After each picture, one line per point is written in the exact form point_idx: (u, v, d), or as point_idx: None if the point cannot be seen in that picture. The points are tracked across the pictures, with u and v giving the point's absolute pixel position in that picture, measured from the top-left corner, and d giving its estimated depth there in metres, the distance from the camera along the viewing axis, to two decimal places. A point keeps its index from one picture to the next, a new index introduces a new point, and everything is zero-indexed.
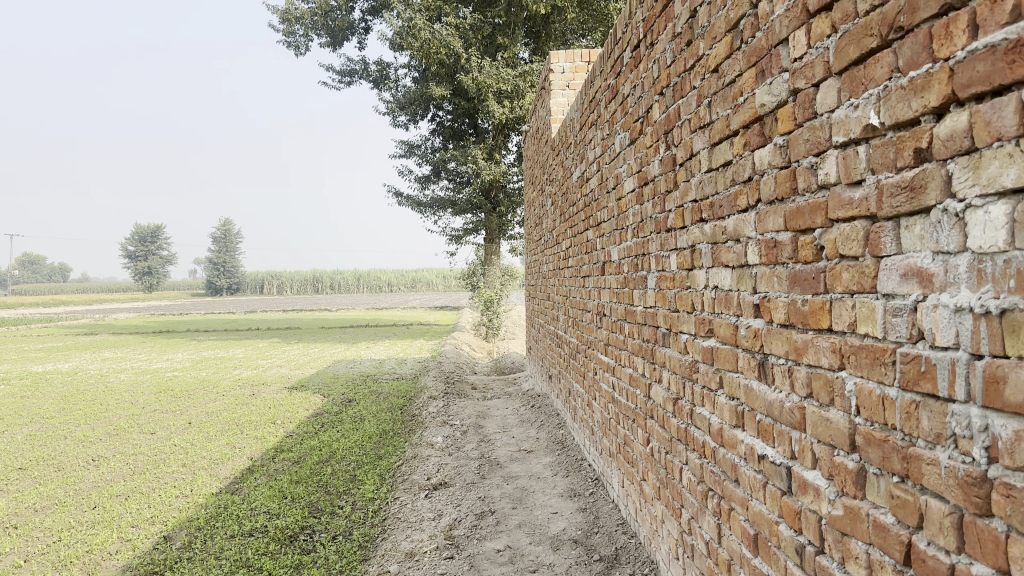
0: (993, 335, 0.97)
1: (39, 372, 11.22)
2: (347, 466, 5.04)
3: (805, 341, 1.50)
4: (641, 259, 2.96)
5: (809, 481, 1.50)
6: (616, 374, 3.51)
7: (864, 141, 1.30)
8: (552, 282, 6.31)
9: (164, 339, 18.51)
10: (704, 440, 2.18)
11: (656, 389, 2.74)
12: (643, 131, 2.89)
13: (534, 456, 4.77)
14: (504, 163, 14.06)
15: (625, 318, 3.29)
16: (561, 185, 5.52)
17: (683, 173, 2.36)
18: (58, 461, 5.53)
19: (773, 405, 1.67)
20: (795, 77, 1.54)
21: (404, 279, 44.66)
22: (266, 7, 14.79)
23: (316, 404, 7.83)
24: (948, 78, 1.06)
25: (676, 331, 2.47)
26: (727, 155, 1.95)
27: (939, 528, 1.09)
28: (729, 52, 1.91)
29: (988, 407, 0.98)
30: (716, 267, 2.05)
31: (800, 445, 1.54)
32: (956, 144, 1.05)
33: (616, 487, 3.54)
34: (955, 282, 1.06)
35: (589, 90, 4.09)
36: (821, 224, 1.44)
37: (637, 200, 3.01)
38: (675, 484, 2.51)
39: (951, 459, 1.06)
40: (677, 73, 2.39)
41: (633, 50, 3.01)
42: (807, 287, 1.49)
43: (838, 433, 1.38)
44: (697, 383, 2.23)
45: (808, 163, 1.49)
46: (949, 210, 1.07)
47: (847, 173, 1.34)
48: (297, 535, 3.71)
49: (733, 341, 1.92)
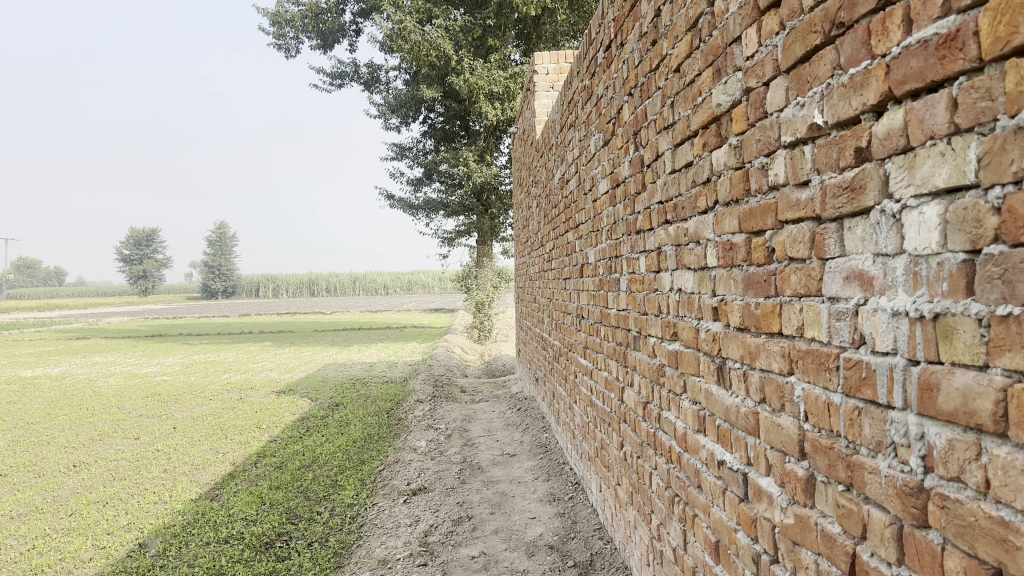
0: (928, 340, 0.94)
1: (28, 377, 11.15)
2: (329, 471, 5.00)
3: (757, 345, 1.46)
4: (615, 262, 2.92)
5: (762, 487, 1.47)
6: (593, 377, 3.48)
7: (809, 140, 1.27)
8: (538, 285, 6.28)
9: (155, 343, 18.45)
10: (670, 444, 2.14)
11: (628, 393, 2.70)
12: (615, 132, 2.85)
13: (516, 460, 4.73)
14: (495, 165, 14.05)
15: (601, 321, 3.25)
16: (545, 187, 5.50)
17: (650, 174, 2.33)
18: (38, 467, 5.48)
19: (730, 410, 1.64)
20: (747, 76, 1.51)
21: (400, 281, 44.83)
22: (255, 9, 14.74)
23: (303, 408, 7.78)
24: (885, 76, 1.03)
25: (645, 334, 2.43)
26: (689, 156, 1.91)
27: (881, 539, 1.06)
28: (690, 51, 1.88)
29: (924, 414, 0.95)
30: (679, 269, 2.02)
31: (754, 451, 1.51)
32: (893, 142, 1.02)
33: (595, 491, 3.50)
34: (893, 285, 1.02)
35: (567, 91, 4.05)
36: (772, 226, 1.40)
37: (610, 202, 2.97)
38: (645, 489, 2.47)
39: (892, 468, 1.03)
40: (643, 73, 2.35)
41: (605, 50, 2.97)
42: (760, 290, 1.46)
43: (788, 440, 1.35)
44: (664, 387, 2.20)
45: (759, 163, 1.46)
46: (886, 211, 1.04)
47: (795, 173, 1.31)
48: (273, 542, 3.67)
49: (695, 345, 1.88)
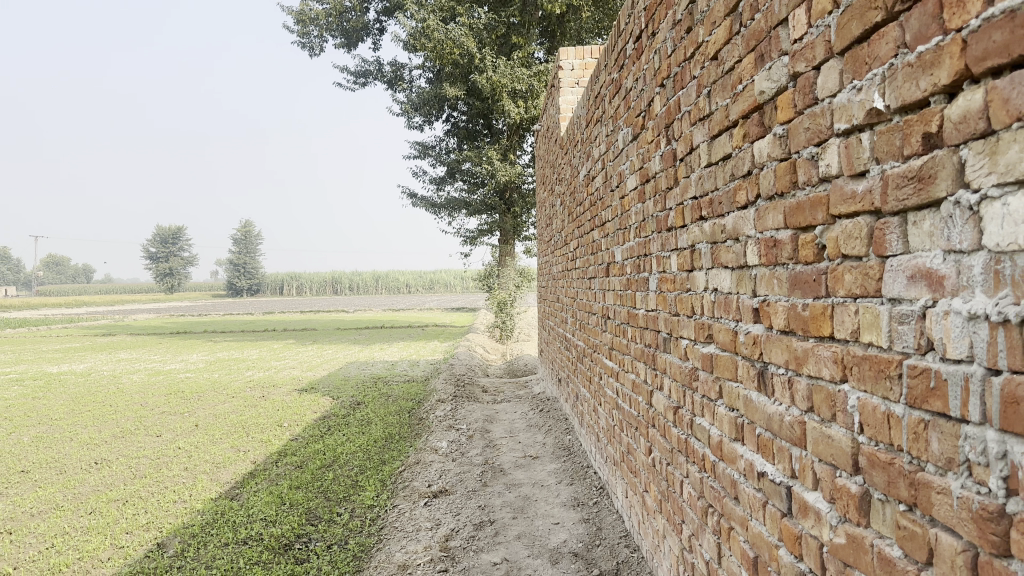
0: (1013, 348, 0.83)
1: (53, 374, 11.24)
2: (349, 471, 4.95)
3: (806, 350, 1.36)
4: (644, 260, 2.81)
5: (809, 502, 1.37)
6: (620, 380, 3.36)
7: (868, 127, 1.16)
8: (561, 284, 6.16)
9: (180, 339, 18.67)
10: (704, 453, 2.04)
11: (657, 396, 2.60)
12: (645, 125, 2.74)
13: (539, 462, 4.64)
14: (518, 163, 13.92)
15: (628, 321, 3.14)
16: (569, 184, 5.38)
17: (683, 169, 2.22)
18: (61, 464, 5.47)
19: (772, 418, 1.53)
20: (794, 60, 1.40)
21: (421, 281, 45.06)
22: (281, 8, 14.76)
23: (324, 406, 7.75)
24: (960, 52, 0.92)
25: (676, 335, 2.32)
26: (726, 148, 1.81)
27: (951, 566, 0.95)
28: (729, 37, 1.77)
29: (1006, 431, 0.85)
30: (714, 268, 1.91)
31: (800, 463, 1.41)
32: (971, 126, 0.91)
33: (620, 497, 3.39)
34: (968, 285, 0.92)
35: (594, 85, 3.96)
36: (822, 221, 1.30)
37: (639, 199, 2.86)
38: (676, 498, 2.36)
39: (964, 488, 0.93)
40: (677, 62, 2.25)
41: (635, 41, 2.87)
42: (808, 290, 1.36)
43: (840, 453, 1.24)
44: (697, 392, 2.09)
45: (808, 153, 1.35)
46: (962, 202, 0.93)
47: (850, 163, 1.20)
48: (292, 544, 3.61)
49: (732, 348, 1.77)
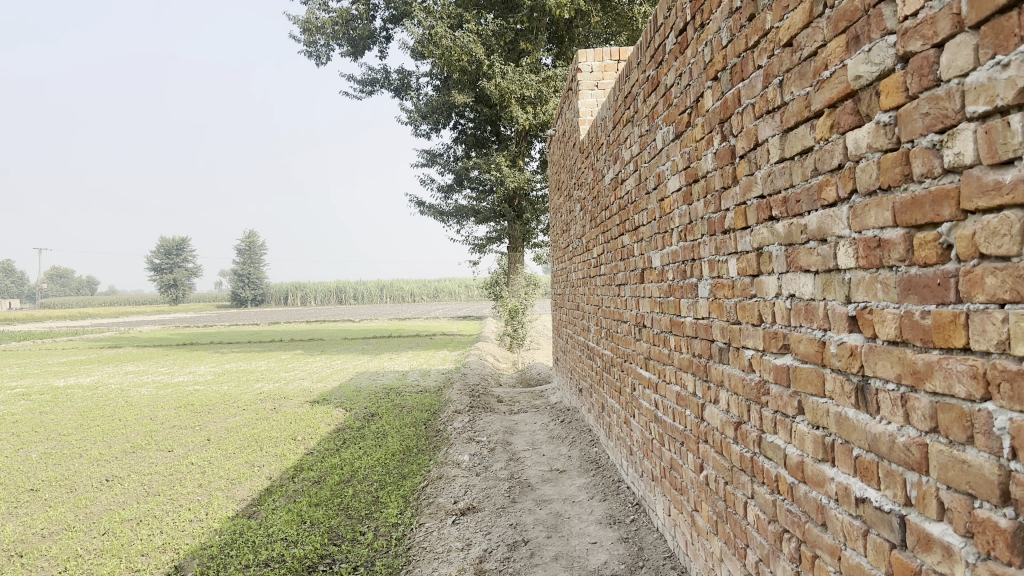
0: None
1: (61, 387, 11.12)
2: (369, 487, 4.79)
3: (928, 362, 1.21)
4: (691, 265, 2.65)
5: (933, 535, 1.21)
6: (659, 391, 3.21)
7: (1016, 109, 1.01)
8: (581, 291, 6.03)
9: (186, 350, 18.51)
10: (777, 473, 1.88)
11: (711, 411, 2.45)
12: (691, 123, 2.60)
13: (566, 476, 4.48)
14: (527, 170, 13.73)
15: (670, 330, 2.99)
16: (591, 189, 5.25)
17: (744, 167, 2.07)
18: (71, 482, 5.32)
19: (878, 438, 1.38)
20: (905, 39, 1.25)
21: (426, 291, 44.76)
22: (287, 18, 14.66)
23: (338, 419, 7.57)
24: None
25: (737, 345, 2.17)
26: (807, 140, 1.66)
27: None
28: (808, 20, 1.63)
29: None
30: (792, 273, 1.75)
31: (919, 490, 1.25)
32: None
33: (661, 515, 3.24)
34: None
35: (623, 84, 3.82)
36: (949, 217, 1.16)
37: (683, 200, 2.72)
38: (737, 520, 2.20)
39: None
40: (735, 52, 2.10)
41: (677, 36, 2.73)
42: (929, 296, 1.21)
43: (981, 480, 1.09)
44: (767, 407, 1.93)
45: (928, 141, 1.20)
46: None
47: (990, 150, 1.06)
48: (316, 566, 3.45)
49: (819, 360, 1.61)
